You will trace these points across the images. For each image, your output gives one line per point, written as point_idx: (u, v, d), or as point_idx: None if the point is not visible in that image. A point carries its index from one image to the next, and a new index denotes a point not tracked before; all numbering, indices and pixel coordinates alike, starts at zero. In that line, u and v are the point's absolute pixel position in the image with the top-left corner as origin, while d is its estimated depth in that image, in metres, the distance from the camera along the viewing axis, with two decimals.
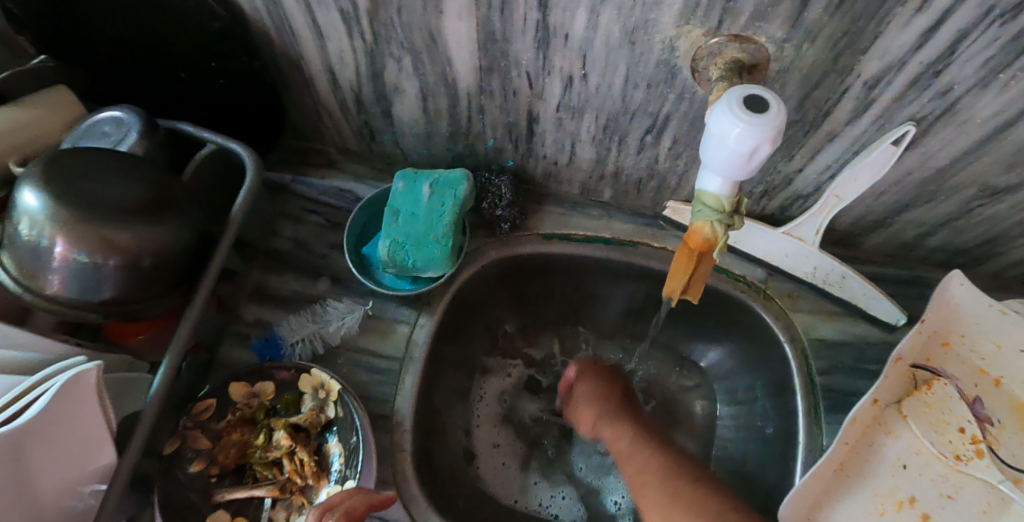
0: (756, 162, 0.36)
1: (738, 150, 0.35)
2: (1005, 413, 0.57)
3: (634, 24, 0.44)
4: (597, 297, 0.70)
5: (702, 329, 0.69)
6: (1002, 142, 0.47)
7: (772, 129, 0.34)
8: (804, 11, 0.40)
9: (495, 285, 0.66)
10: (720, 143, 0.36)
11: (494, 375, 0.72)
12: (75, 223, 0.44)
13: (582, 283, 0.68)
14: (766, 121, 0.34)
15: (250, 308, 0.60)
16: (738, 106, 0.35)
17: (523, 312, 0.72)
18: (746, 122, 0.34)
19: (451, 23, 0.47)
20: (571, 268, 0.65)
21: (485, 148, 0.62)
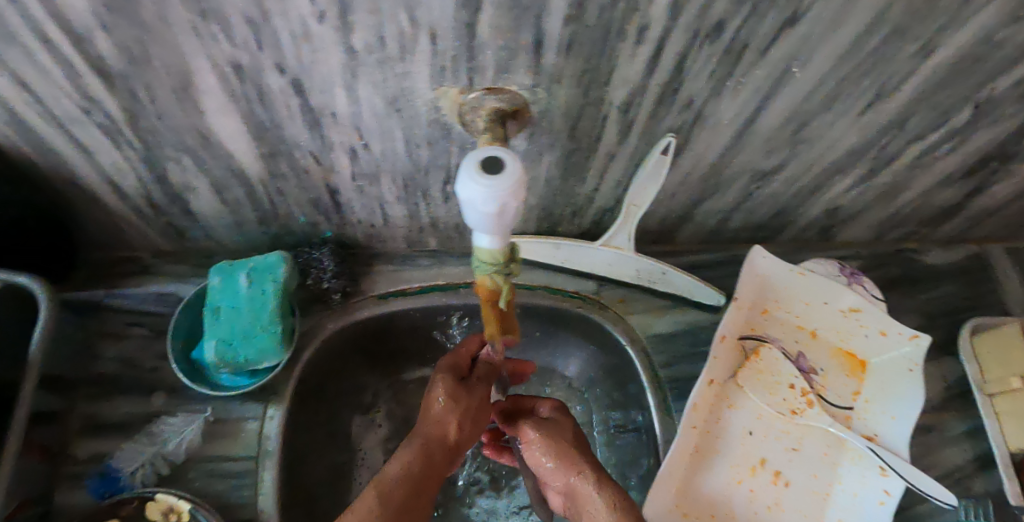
0: (508, 216, 0.37)
1: (488, 210, 0.36)
2: (825, 362, 0.66)
3: (392, 93, 0.46)
4: (450, 341, 0.73)
5: (555, 347, 0.70)
6: (754, 134, 0.53)
7: (508, 186, 0.35)
8: (540, 59, 0.43)
9: (346, 354, 0.67)
10: (472, 208, 0.37)
11: (370, 440, 0.70)
12: None
13: (434, 332, 0.71)
14: (501, 179, 0.36)
15: (82, 444, 0.57)
16: (474, 171, 0.36)
17: (384, 371, 0.73)
18: (485, 185, 0.35)
19: (216, 119, 0.48)
20: (418, 322, 0.69)
21: (300, 225, 0.64)
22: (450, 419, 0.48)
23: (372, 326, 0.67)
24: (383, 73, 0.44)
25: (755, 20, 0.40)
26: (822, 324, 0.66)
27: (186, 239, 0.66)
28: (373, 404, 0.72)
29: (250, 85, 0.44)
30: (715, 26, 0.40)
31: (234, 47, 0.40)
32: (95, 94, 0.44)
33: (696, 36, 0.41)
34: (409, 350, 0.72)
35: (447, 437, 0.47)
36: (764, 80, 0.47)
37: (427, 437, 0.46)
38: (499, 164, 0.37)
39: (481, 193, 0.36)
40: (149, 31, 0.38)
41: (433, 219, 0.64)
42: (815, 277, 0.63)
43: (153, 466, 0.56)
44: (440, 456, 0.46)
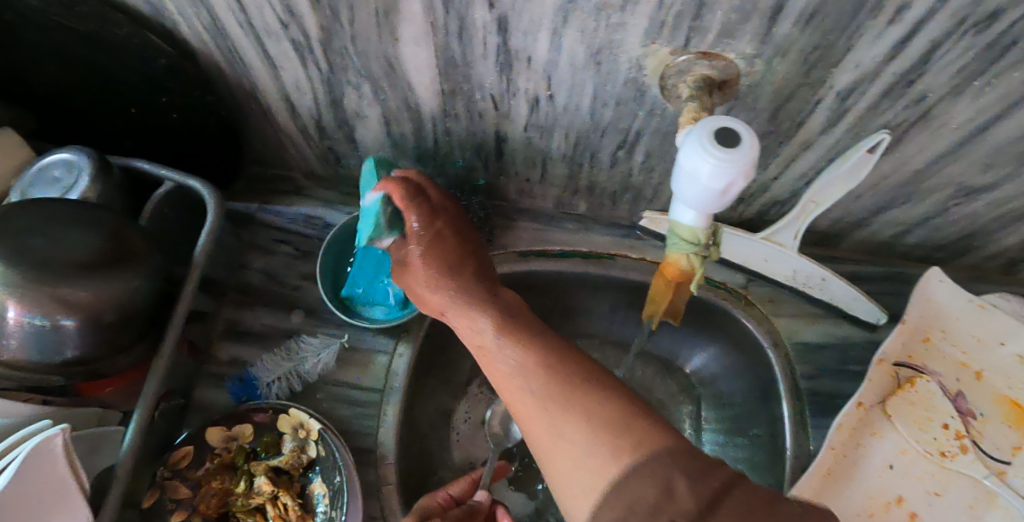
0: (731, 197, 0.34)
1: (712, 187, 0.34)
2: (986, 407, 0.57)
3: (599, 45, 0.43)
4: (577, 311, 0.70)
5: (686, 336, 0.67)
6: (979, 145, 0.46)
7: (746, 165, 0.32)
8: (773, 27, 0.39)
9: None
10: (693, 179, 0.35)
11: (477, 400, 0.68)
12: (25, 284, 0.42)
13: (564, 299, 0.68)
14: (740, 157, 0.32)
15: (224, 347, 0.60)
16: (710, 141, 0.33)
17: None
18: (720, 161, 0.33)
19: (408, 49, 0.47)
20: (550, 286, 0.66)
21: (455, 169, 0.64)
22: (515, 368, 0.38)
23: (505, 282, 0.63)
24: (597, 21, 0.41)
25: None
26: (994, 365, 0.58)
27: (341, 167, 0.66)
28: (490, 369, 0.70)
29: (454, 17, 0.43)
30: (985, 18, 0.35)
31: None
32: (299, 11, 0.44)
33: (962, 25, 0.36)
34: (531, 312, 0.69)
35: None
36: (1018, 84, 0.40)
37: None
38: (736, 138, 0.33)
39: (714, 167, 0.33)
40: None
41: (590, 184, 0.62)
42: (999, 314, 0.58)
43: (288, 381, 0.58)
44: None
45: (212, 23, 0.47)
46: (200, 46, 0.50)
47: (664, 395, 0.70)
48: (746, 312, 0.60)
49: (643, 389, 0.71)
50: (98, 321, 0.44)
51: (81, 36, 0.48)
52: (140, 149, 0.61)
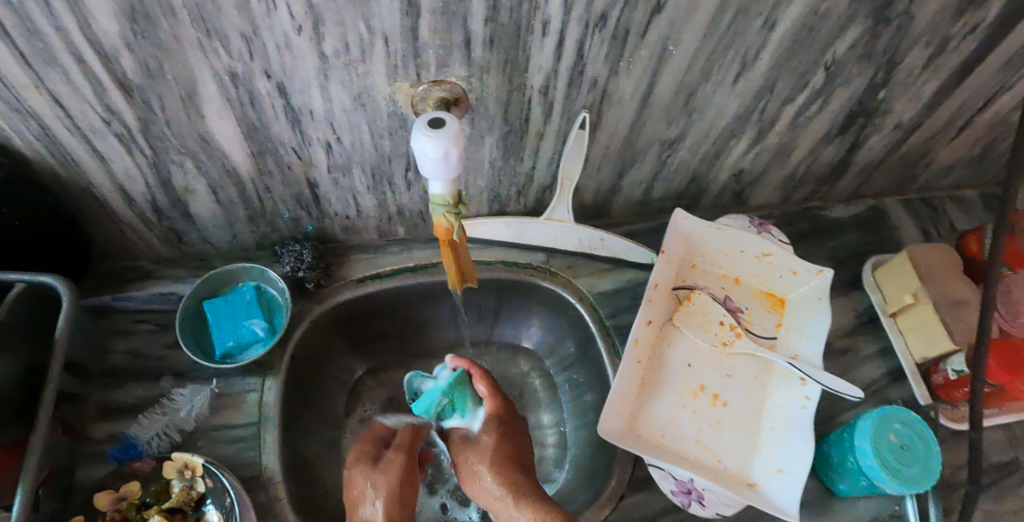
0: (454, 161, 0.47)
1: (435, 157, 0.46)
2: (749, 302, 0.77)
3: (357, 90, 0.57)
4: (427, 323, 0.85)
5: (518, 319, 0.84)
6: (654, 105, 0.66)
7: (450, 137, 0.46)
8: (471, 52, 0.55)
9: (330, 336, 0.77)
10: (425, 157, 0.47)
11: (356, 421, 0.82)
12: None
13: (410, 312, 0.83)
14: (446, 132, 0.46)
15: (100, 426, 0.65)
16: (424, 128, 0.46)
17: (364, 354, 0.84)
18: (433, 137, 0.46)
19: (214, 122, 0.59)
20: (390, 303, 0.80)
21: (284, 221, 0.76)
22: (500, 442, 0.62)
23: (352, 307, 0.77)
24: (349, 73, 0.55)
25: (629, 8, 0.53)
26: (744, 270, 0.78)
27: (184, 244, 0.77)
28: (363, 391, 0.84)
29: (243, 90, 0.55)
30: (596, 21, 0.54)
31: (230, 58, 0.52)
32: (116, 107, 0.55)
33: (587, 25, 0.54)
34: (388, 335, 0.85)
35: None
36: (649, 59, 0.60)
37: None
38: (442, 122, 0.47)
39: (432, 142, 0.46)
40: (164, 50, 0.50)
41: (400, 207, 0.76)
42: (729, 229, 0.76)
43: (166, 434, 0.63)
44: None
45: (42, 132, 0.56)
46: (30, 151, 0.58)
47: (518, 375, 0.87)
48: (552, 281, 0.77)
49: (502, 371, 0.87)
50: None
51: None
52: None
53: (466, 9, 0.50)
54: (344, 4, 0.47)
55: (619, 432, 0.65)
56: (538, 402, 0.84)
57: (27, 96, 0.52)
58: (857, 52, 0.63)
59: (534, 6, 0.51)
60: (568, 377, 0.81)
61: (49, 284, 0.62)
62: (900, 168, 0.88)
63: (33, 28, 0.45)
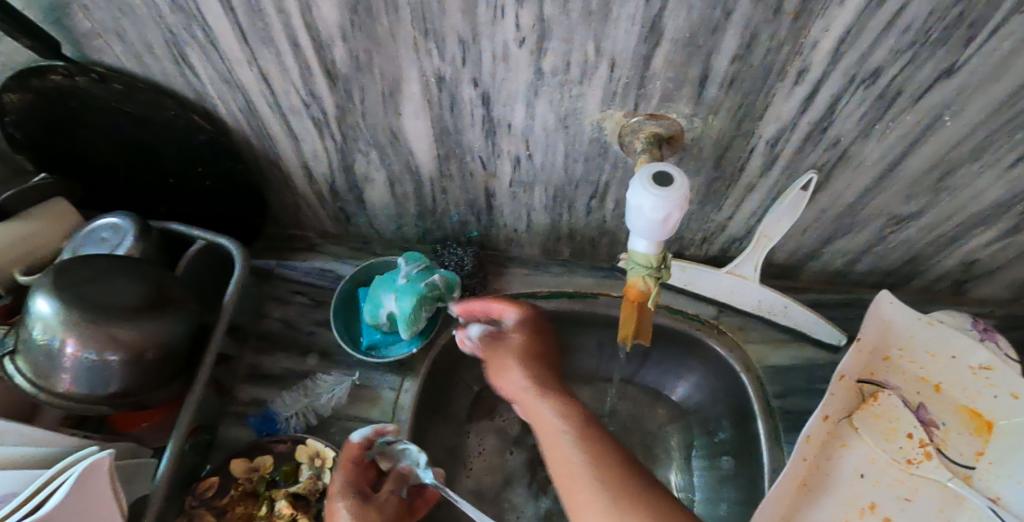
0: (672, 225, 0.42)
1: (653, 217, 0.41)
2: (946, 417, 0.64)
3: (565, 112, 0.52)
4: (570, 349, 0.76)
5: (669, 367, 0.74)
6: (894, 178, 0.55)
7: (679, 198, 0.40)
8: (703, 92, 0.49)
9: None
10: (639, 214, 0.42)
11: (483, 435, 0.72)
12: (86, 324, 0.48)
13: (558, 336, 0.74)
14: (673, 192, 0.40)
15: (247, 388, 0.65)
16: (647, 183, 0.41)
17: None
18: (659, 195, 0.40)
19: (409, 121, 0.56)
20: (542, 322, 0.71)
21: (451, 223, 0.70)
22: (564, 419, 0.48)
23: None
24: (562, 93, 0.51)
25: (911, 67, 0.43)
26: (949, 378, 0.65)
27: (351, 225, 0.73)
28: (496, 403, 0.74)
29: (446, 94, 0.53)
30: (869, 76, 0.45)
31: (441, 61, 0.49)
32: (320, 92, 0.54)
33: (853, 80, 0.45)
34: None
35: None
36: (913, 126, 0.49)
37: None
38: (669, 177, 0.42)
39: (653, 201, 0.41)
40: (379, 45, 0.48)
41: (571, 231, 0.69)
42: (942, 327, 0.64)
43: (304, 417, 0.62)
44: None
45: (246, 106, 0.57)
46: (232, 121, 0.60)
47: (654, 427, 0.76)
48: (719, 340, 0.66)
49: (633, 421, 0.77)
50: (141, 357, 0.51)
51: (137, 118, 0.59)
52: (168, 214, 0.69)
53: (716, 42, 0.43)
54: (578, 20, 0.43)
55: None
56: (665, 454, 0.74)
57: (239, 69, 0.53)
58: None
59: (795, 53, 0.43)
60: (709, 450, 0.71)
61: (225, 245, 0.64)
62: None
63: (261, 9, 0.45)
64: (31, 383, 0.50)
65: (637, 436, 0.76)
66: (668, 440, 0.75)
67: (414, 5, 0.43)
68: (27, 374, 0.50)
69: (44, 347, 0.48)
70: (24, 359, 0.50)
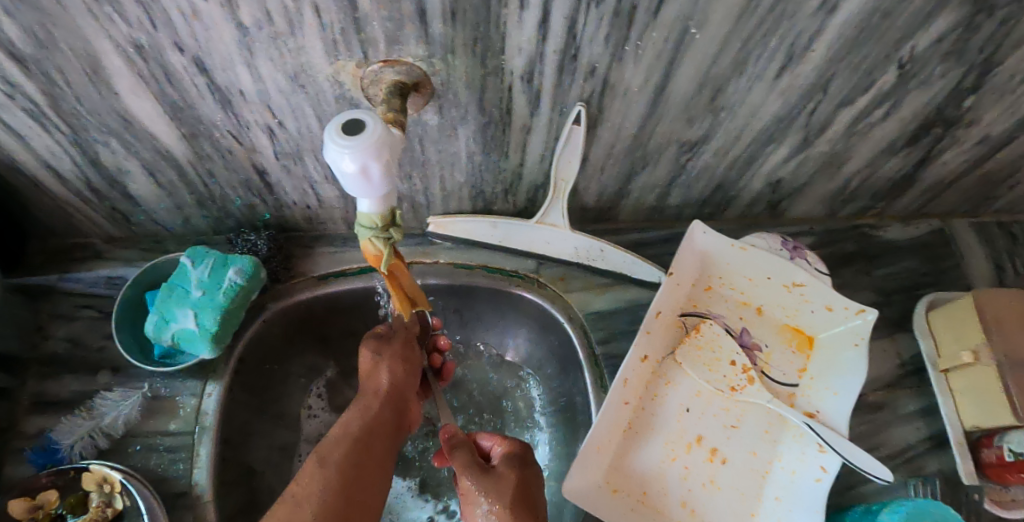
0: (376, 178, 0.37)
1: (348, 173, 0.35)
2: (769, 338, 0.66)
3: (293, 70, 0.47)
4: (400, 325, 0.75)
5: (502, 327, 0.72)
6: (668, 103, 0.53)
7: (369, 148, 0.35)
8: (429, 28, 0.43)
9: (292, 334, 0.70)
10: (337, 171, 0.36)
11: (327, 433, 0.73)
12: None
13: (383, 314, 0.73)
14: (364, 140, 0.35)
15: (30, 420, 0.59)
16: (335, 132, 0.35)
17: (335, 355, 0.75)
18: (347, 147, 0.34)
19: (132, 101, 0.49)
20: (361, 300, 0.70)
21: (238, 207, 0.66)
22: (383, 370, 0.54)
23: (314, 306, 0.68)
24: (278, 49, 0.44)
25: None
26: (769, 299, 0.66)
27: (133, 223, 0.67)
28: (338, 395, 0.76)
29: (155, 65, 0.45)
30: None
31: (130, 27, 0.41)
32: (15, 79, 0.45)
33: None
34: (358, 333, 0.74)
35: (380, 387, 0.54)
36: (663, 44, 0.46)
37: (365, 397, 0.53)
38: (363, 124, 0.36)
39: (346, 154, 0.35)
40: (48, 15, 0.39)
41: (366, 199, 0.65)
42: (756, 251, 0.63)
43: (93, 440, 0.57)
44: (382, 406, 0.52)
45: None
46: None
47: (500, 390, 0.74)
48: (538, 294, 0.66)
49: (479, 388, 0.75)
50: None
51: None
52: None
53: None
54: None
55: (591, 487, 0.55)
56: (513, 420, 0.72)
57: None
58: (944, 46, 0.47)
59: None
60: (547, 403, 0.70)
61: None
62: (978, 186, 0.70)
63: None
64: None
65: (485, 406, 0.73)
66: (514, 399, 0.73)
67: None
68: None
69: None
70: None
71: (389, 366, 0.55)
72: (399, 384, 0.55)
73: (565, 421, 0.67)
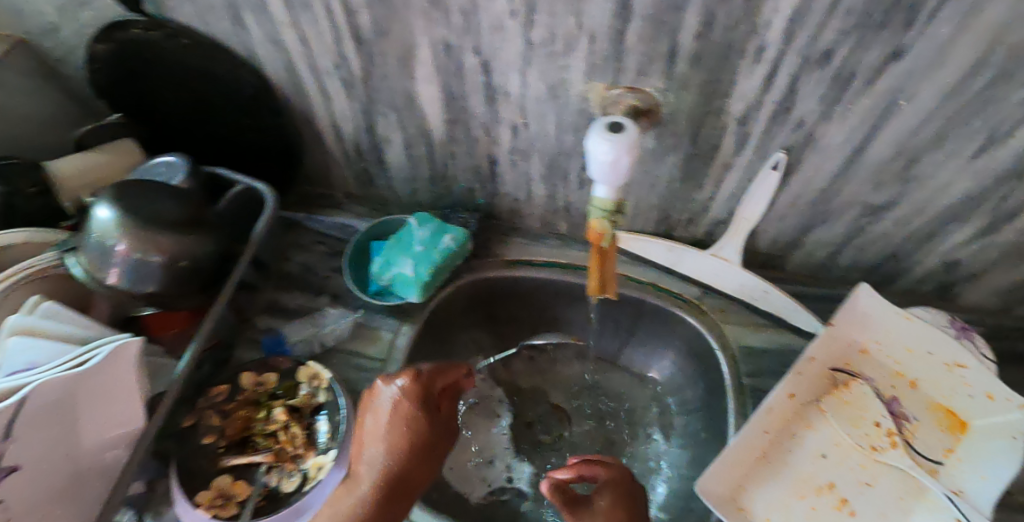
0: (621, 169, 0.48)
1: (604, 159, 0.48)
2: (919, 412, 0.65)
3: (555, 82, 0.57)
4: (561, 322, 0.81)
5: (653, 346, 0.78)
6: (860, 164, 0.58)
7: (628, 144, 0.47)
8: (673, 67, 0.53)
9: (470, 306, 0.78)
10: (595, 158, 0.48)
11: (477, 403, 0.78)
12: (139, 228, 0.58)
13: (550, 309, 0.80)
14: (624, 138, 0.47)
15: (262, 318, 0.73)
16: (603, 130, 0.48)
17: (497, 336, 0.82)
18: (609, 139, 0.47)
19: (422, 85, 0.61)
20: (536, 291, 0.77)
21: (458, 190, 0.75)
22: (382, 458, 0.50)
23: (498, 285, 0.75)
24: (551, 64, 0.56)
25: (861, 47, 0.46)
26: (925, 374, 0.66)
27: (373, 187, 0.80)
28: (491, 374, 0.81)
29: (454, 61, 0.58)
30: (822, 55, 0.47)
31: (451, 30, 0.54)
32: (351, 55, 0.60)
33: (806, 61, 0.49)
34: (522, 320, 0.81)
35: (390, 475, 0.49)
36: (869, 110, 0.52)
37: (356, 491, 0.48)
38: (624, 129, 0.48)
39: (607, 144, 0.47)
40: (399, 14, 0.54)
41: (568, 204, 0.71)
42: (922, 324, 0.64)
43: (309, 344, 0.70)
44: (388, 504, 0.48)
45: (288, 64, 0.64)
46: (278, 80, 0.66)
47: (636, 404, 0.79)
48: (698, 319, 0.71)
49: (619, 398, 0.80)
50: (174, 263, 0.60)
51: (204, 70, 0.66)
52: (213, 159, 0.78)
53: (680, 20, 0.48)
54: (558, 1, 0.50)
55: (721, 498, 0.58)
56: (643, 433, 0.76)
57: (284, 33, 0.60)
58: None
59: (752, 30, 0.47)
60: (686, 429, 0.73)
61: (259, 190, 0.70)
62: None
63: None
64: (85, 275, 0.60)
65: (621, 413, 0.78)
66: (648, 415, 0.77)
67: None
68: (84, 267, 0.59)
69: (102, 246, 0.58)
70: (82, 254, 0.60)
71: (399, 453, 0.50)
72: (411, 474, 0.50)
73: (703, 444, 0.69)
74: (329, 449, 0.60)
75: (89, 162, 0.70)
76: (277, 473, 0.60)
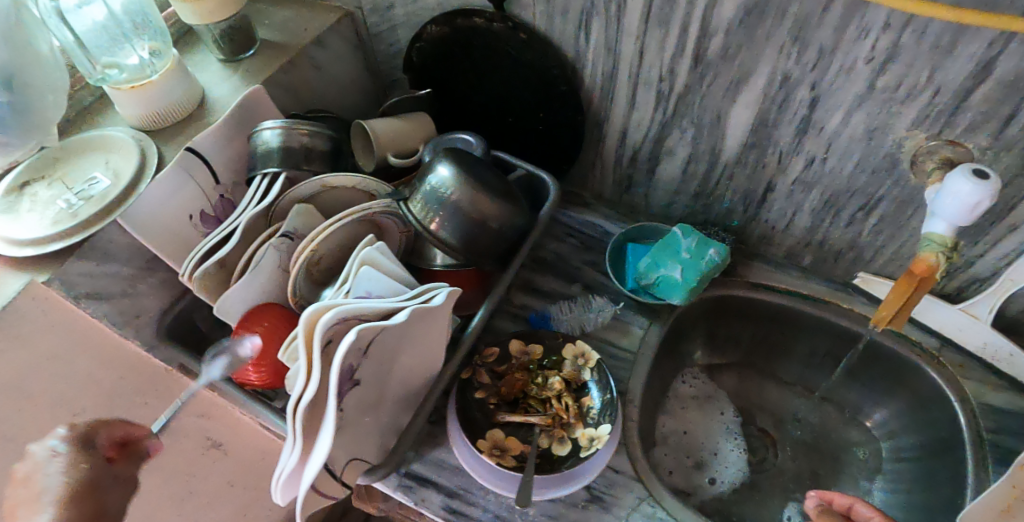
0: (976, 212, 0.49)
1: (964, 202, 0.49)
2: None
3: (877, 125, 0.61)
4: (782, 347, 0.89)
5: (873, 391, 0.84)
6: None
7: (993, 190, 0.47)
8: (1004, 128, 0.53)
9: (704, 318, 0.88)
10: (951, 197, 0.50)
11: (695, 401, 0.89)
12: (473, 187, 0.65)
13: (773, 334, 0.88)
14: (991, 184, 0.47)
15: (520, 295, 0.83)
16: (968, 173, 0.49)
17: (715, 349, 0.92)
18: (975, 183, 0.48)
19: (738, 109, 0.68)
20: (770, 314, 0.85)
21: (719, 208, 0.84)
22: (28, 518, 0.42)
23: (737, 303, 0.85)
24: (883, 109, 0.59)
25: None
26: None
27: (628, 192, 0.90)
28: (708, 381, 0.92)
29: (783, 91, 0.63)
30: None
31: (796, 64, 0.59)
32: (678, 73, 0.67)
33: None
34: (741, 341, 0.91)
35: None
36: None
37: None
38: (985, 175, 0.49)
39: (972, 187, 0.48)
40: (751, 42, 0.59)
41: (824, 238, 0.78)
42: None
43: (574, 325, 0.79)
44: None
45: (609, 71, 0.72)
46: (593, 84, 0.75)
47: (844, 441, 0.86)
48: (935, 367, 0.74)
49: (822, 432, 0.87)
50: (485, 224, 0.66)
51: (534, 68, 0.76)
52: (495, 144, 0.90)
53: None
54: (925, 51, 0.51)
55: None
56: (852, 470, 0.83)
57: (625, 42, 0.67)
58: None
59: None
60: (902, 474, 0.78)
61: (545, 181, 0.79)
62: None
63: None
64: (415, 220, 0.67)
65: (825, 448, 0.86)
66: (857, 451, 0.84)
67: (798, 17, 0.55)
68: (416, 213, 0.67)
69: (438, 194, 0.65)
70: (415, 203, 0.67)
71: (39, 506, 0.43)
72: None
73: (920, 493, 0.74)
74: (600, 423, 0.65)
75: (399, 127, 0.79)
76: (548, 437, 0.66)
